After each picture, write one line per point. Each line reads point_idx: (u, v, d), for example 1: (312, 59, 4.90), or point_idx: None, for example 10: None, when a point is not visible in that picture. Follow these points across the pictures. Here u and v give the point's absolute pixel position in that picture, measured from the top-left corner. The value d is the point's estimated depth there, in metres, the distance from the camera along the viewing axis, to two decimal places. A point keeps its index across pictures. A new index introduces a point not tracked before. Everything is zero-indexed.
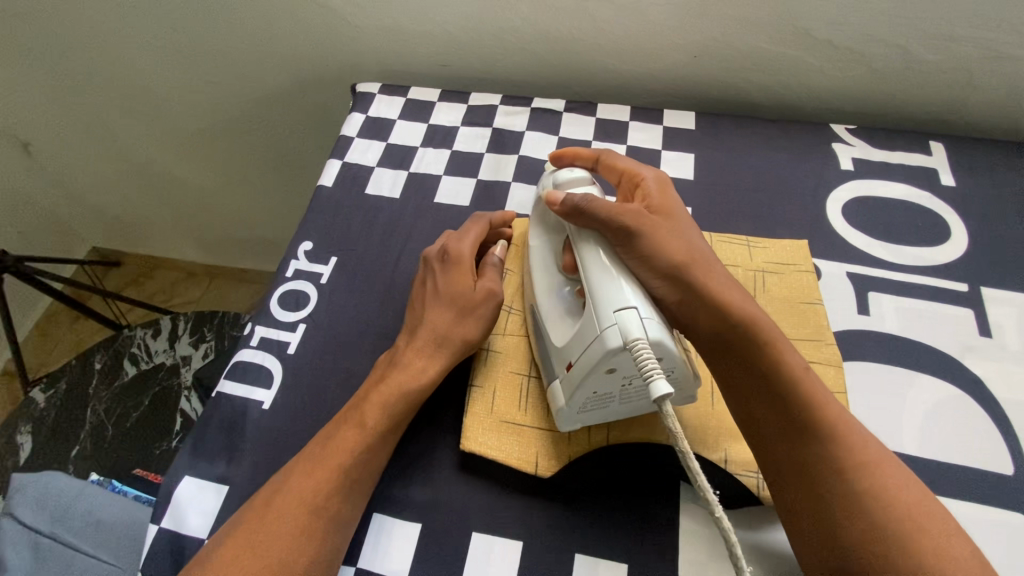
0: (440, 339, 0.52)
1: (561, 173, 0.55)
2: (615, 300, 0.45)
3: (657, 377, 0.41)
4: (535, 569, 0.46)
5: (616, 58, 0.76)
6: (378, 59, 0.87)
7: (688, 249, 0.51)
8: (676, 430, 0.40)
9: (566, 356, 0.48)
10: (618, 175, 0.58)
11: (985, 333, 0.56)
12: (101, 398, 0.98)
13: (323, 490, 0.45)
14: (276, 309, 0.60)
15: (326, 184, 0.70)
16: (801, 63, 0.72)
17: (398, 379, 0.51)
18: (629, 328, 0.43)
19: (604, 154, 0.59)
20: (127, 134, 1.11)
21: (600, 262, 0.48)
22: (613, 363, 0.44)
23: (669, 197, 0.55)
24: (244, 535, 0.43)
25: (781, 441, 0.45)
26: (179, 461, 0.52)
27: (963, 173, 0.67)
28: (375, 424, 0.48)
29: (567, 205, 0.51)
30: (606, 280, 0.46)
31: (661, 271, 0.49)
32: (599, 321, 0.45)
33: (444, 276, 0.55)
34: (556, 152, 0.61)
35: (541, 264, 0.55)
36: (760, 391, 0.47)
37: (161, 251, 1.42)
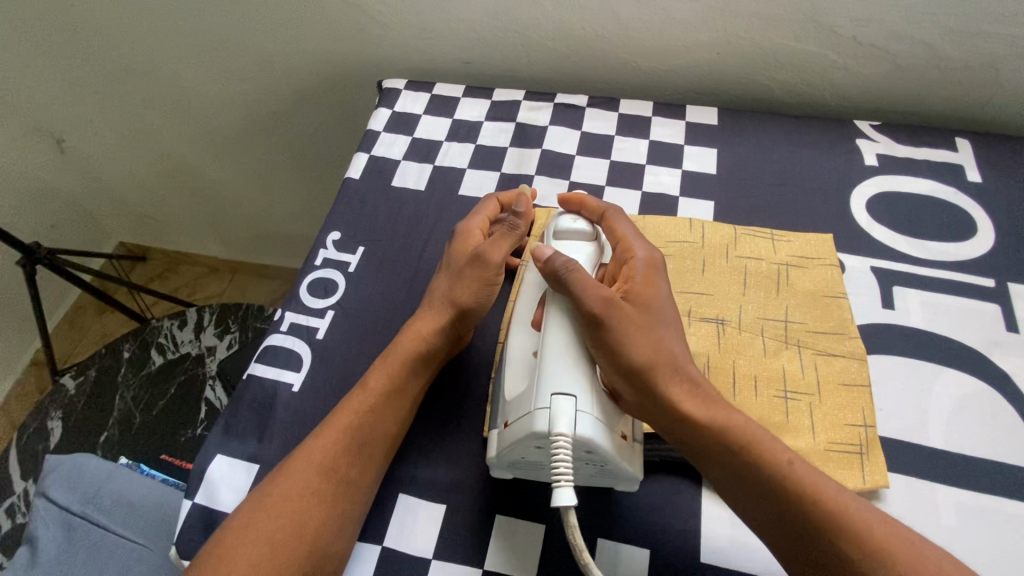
0: (439, 301, 0.54)
1: (560, 221, 0.56)
2: (558, 383, 0.44)
3: (563, 484, 0.41)
4: (557, 551, 0.47)
5: (638, 56, 0.77)
6: (403, 57, 0.89)
7: (659, 341, 0.48)
8: (576, 537, 0.41)
9: (506, 416, 0.47)
10: (616, 240, 0.55)
11: (1012, 328, 0.56)
12: (129, 386, 1.00)
13: (335, 452, 0.48)
14: (306, 296, 0.61)
15: (353, 176, 0.72)
16: (825, 60, 0.72)
17: (400, 347, 0.53)
18: (558, 419, 0.42)
19: (609, 212, 0.56)
20: (157, 132, 1.15)
21: (557, 339, 0.47)
22: (538, 442, 0.44)
23: (655, 280, 0.51)
24: (265, 501, 0.45)
25: (775, 540, 0.42)
26: (211, 440, 0.53)
27: (990, 170, 0.67)
28: (377, 386, 0.51)
29: (548, 267, 0.49)
30: (557, 358, 0.46)
31: (632, 362, 0.46)
32: (535, 400, 0.44)
33: (449, 253, 0.58)
34: (564, 196, 0.59)
35: (520, 304, 0.54)
36: (741, 490, 0.44)
37: (185, 246, 1.45)
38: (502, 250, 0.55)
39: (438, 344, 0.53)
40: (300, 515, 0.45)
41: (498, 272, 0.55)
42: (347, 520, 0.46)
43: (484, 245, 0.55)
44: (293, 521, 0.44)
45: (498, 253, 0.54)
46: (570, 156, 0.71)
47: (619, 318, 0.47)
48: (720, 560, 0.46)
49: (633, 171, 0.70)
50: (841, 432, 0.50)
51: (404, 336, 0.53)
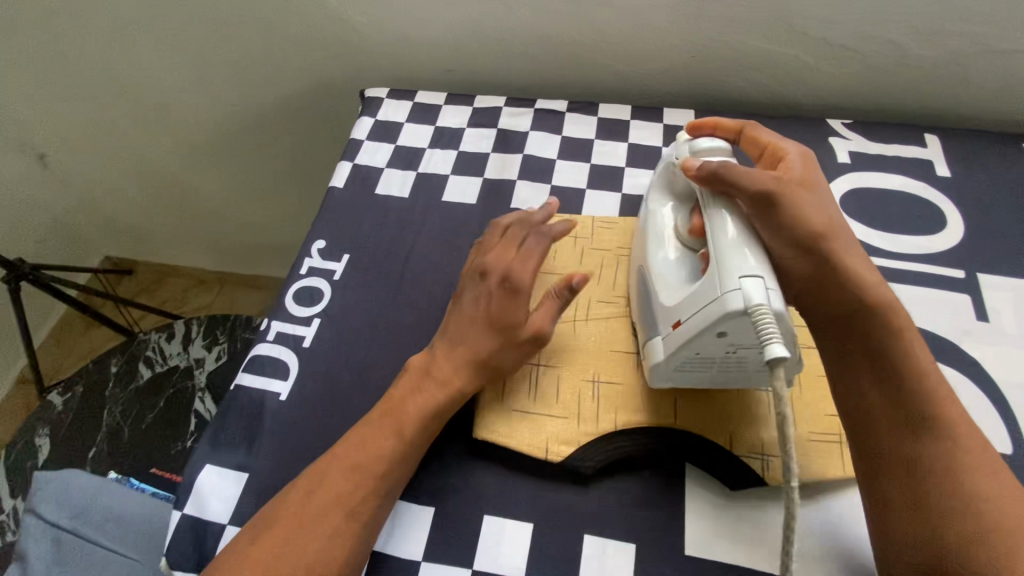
0: (475, 359, 0.51)
1: (699, 141, 0.54)
2: (741, 266, 0.43)
3: (775, 342, 0.40)
4: (545, 550, 0.47)
5: (616, 60, 0.78)
6: (385, 66, 0.89)
7: (823, 227, 0.49)
8: (783, 399, 0.40)
9: (675, 315, 0.48)
10: (761, 149, 0.56)
11: (983, 317, 0.57)
12: (117, 401, 1.00)
13: (359, 493, 0.45)
14: (292, 305, 0.62)
15: (337, 185, 0.72)
16: (797, 61, 0.74)
17: (432, 392, 0.50)
18: (753, 294, 0.42)
19: (748, 126, 0.57)
20: (142, 145, 1.15)
21: (727, 225, 0.47)
22: (726, 326, 0.43)
23: (814, 177, 0.52)
24: (282, 520, 0.44)
25: (888, 425, 0.45)
26: (200, 451, 0.53)
27: (958, 165, 0.69)
28: (410, 437, 0.48)
29: (703, 170, 0.50)
30: (729, 245, 0.45)
31: (804, 243, 0.48)
32: (721, 283, 0.44)
33: (490, 295, 0.52)
34: (694, 120, 0.59)
35: (653, 228, 0.56)
36: (880, 380, 0.46)
37: (171, 259, 1.45)
38: (547, 319, 0.51)
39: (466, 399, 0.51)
40: (318, 543, 0.43)
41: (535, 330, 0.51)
42: (359, 551, 0.45)
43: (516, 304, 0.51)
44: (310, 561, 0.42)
45: (545, 321, 0.51)
46: (551, 160, 0.72)
47: (792, 202, 0.49)
48: (706, 552, 0.47)
49: (612, 174, 0.71)
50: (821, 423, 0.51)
51: (436, 381, 0.50)
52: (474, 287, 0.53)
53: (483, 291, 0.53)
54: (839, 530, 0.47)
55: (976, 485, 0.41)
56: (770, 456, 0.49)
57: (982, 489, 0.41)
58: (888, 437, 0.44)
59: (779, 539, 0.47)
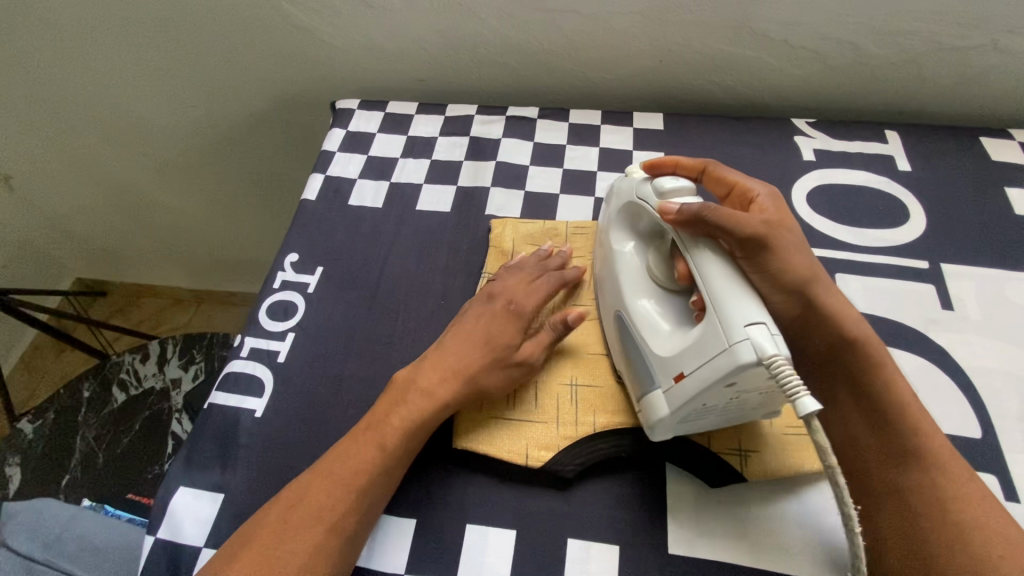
0: (465, 374, 0.51)
1: (664, 180, 0.51)
2: (745, 313, 0.41)
3: (803, 394, 0.37)
4: (529, 556, 0.47)
5: (585, 66, 0.79)
6: (356, 77, 0.89)
7: (809, 263, 0.49)
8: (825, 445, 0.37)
9: (677, 367, 0.45)
10: (727, 187, 0.54)
11: (948, 306, 0.59)
12: (90, 426, 0.97)
13: (340, 507, 0.44)
14: (266, 320, 0.61)
15: (310, 198, 0.72)
16: (760, 63, 0.75)
17: (419, 403, 0.49)
18: (764, 344, 0.39)
19: (710, 164, 0.55)
20: (111, 163, 1.12)
21: (718, 273, 0.44)
22: (739, 378, 0.41)
23: (786, 212, 0.51)
24: (262, 536, 0.43)
25: (878, 460, 0.46)
26: (172, 472, 0.52)
27: (918, 159, 0.71)
28: (395, 448, 0.48)
29: (684, 214, 0.47)
30: (729, 292, 0.43)
31: (787, 283, 0.47)
32: (728, 334, 0.41)
33: (488, 318, 0.54)
34: (655, 159, 0.56)
35: (622, 280, 0.54)
36: (868, 415, 0.47)
37: (145, 279, 1.42)
38: (537, 351, 0.54)
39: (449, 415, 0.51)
40: (303, 558, 0.42)
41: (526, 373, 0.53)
42: (344, 564, 0.44)
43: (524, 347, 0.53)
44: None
45: (535, 350, 0.53)
46: (524, 167, 0.73)
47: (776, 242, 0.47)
48: (689, 550, 0.47)
49: (585, 178, 0.72)
50: (796, 417, 0.52)
51: (423, 393, 0.50)
52: (476, 312, 0.55)
53: (489, 315, 0.54)
54: (826, 527, 0.48)
55: (969, 520, 0.41)
56: (746, 452, 0.50)
57: (976, 523, 0.41)
58: (880, 470, 0.46)
59: (761, 534, 0.47)
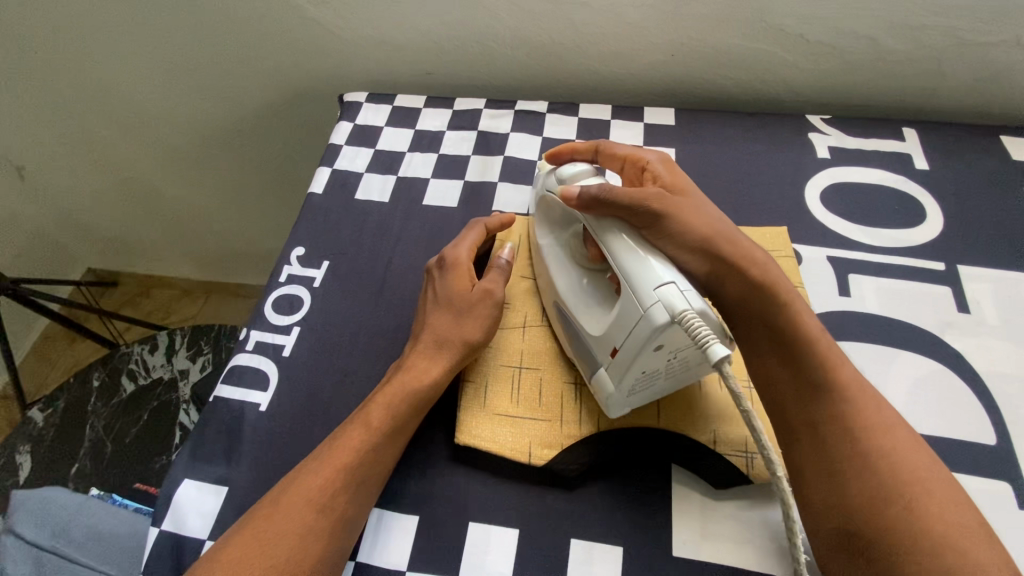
0: (443, 340, 0.52)
1: (564, 169, 0.54)
2: (653, 277, 0.43)
3: (713, 341, 0.39)
4: (532, 556, 0.47)
5: (595, 61, 0.78)
6: (365, 70, 0.89)
7: (708, 219, 0.50)
8: (738, 390, 0.39)
9: (610, 342, 0.46)
10: (619, 162, 0.58)
11: (964, 309, 0.58)
12: (99, 415, 0.98)
13: (331, 488, 0.45)
14: (271, 313, 0.61)
15: (316, 191, 0.72)
16: (775, 59, 0.74)
17: (403, 378, 0.51)
18: (673, 301, 0.41)
19: (602, 144, 0.58)
20: (121, 154, 1.13)
21: (628, 246, 0.45)
22: (664, 339, 0.42)
23: (679, 175, 0.54)
24: (255, 521, 0.44)
25: (795, 401, 0.46)
26: (177, 465, 0.52)
27: (937, 158, 0.69)
28: (381, 423, 0.49)
29: (584, 198, 0.48)
30: (636, 261, 0.44)
31: (688, 244, 0.49)
32: (641, 300, 0.42)
33: (442, 281, 0.56)
34: (552, 151, 0.59)
35: (554, 263, 0.56)
36: (779, 359, 0.47)
37: (154, 270, 1.43)
38: (497, 284, 0.55)
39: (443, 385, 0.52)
40: (292, 538, 0.43)
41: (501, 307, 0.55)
42: (338, 550, 0.44)
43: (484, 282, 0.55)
44: (287, 558, 0.42)
45: (498, 284, 0.55)
46: (532, 162, 0.72)
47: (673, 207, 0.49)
48: (693, 553, 0.46)
49: None
50: None
51: (407, 370, 0.52)
52: (429, 282, 0.57)
53: (437, 279, 0.56)
54: None
55: (884, 448, 0.42)
56: (754, 454, 0.49)
57: (890, 450, 0.42)
58: (800, 414, 0.45)
59: (766, 537, 0.47)
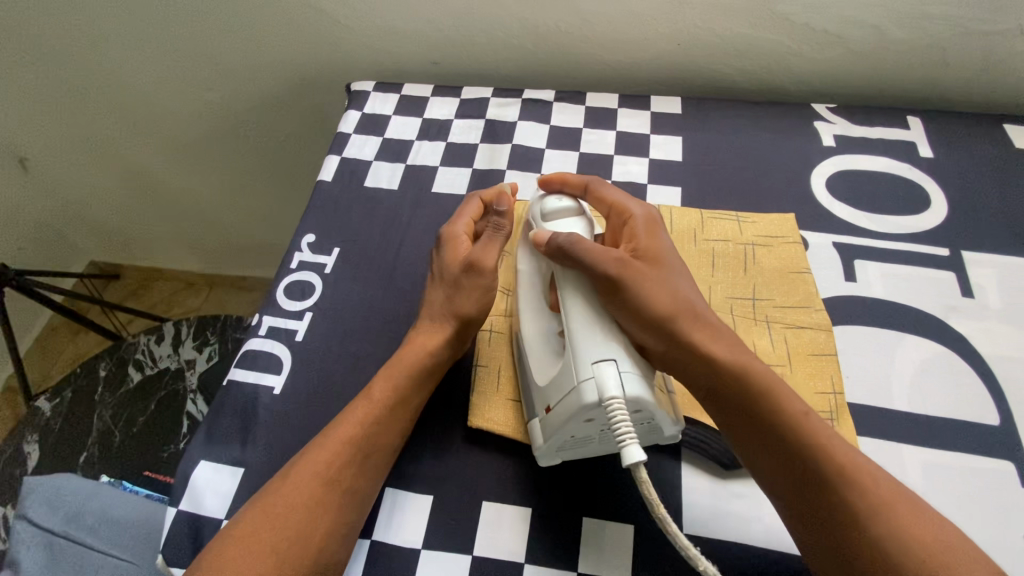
0: (436, 315, 0.54)
1: (548, 201, 0.56)
2: (594, 351, 0.45)
3: (630, 441, 0.41)
4: (543, 534, 0.47)
5: (603, 49, 0.79)
6: (372, 60, 0.89)
7: (672, 292, 0.50)
8: (650, 494, 0.41)
9: (547, 399, 0.48)
10: (606, 208, 0.57)
11: (968, 294, 0.59)
12: (107, 405, 0.98)
13: (338, 463, 0.46)
14: (283, 299, 0.62)
15: (326, 179, 0.72)
16: (782, 48, 0.74)
17: (401, 355, 0.52)
18: (606, 383, 0.43)
19: (592, 182, 0.58)
20: (126, 146, 1.13)
21: (579, 314, 0.48)
22: (592, 414, 0.44)
23: (656, 236, 0.54)
24: (275, 489, 0.45)
25: (779, 483, 0.44)
26: (193, 447, 0.53)
27: (941, 146, 0.70)
28: (382, 394, 0.50)
29: (551, 245, 0.51)
30: (585, 332, 0.47)
31: (648, 315, 0.48)
32: (577, 373, 0.45)
33: (439, 259, 0.56)
34: (546, 176, 0.60)
35: (525, 296, 0.55)
36: (754, 434, 0.45)
37: (158, 263, 1.43)
38: (491, 257, 0.54)
39: (442, 358, 0.53)
40: (303, 511, 0.44)
41: (495, 277, 0.54)
42: (352, 522, 0.45)
43: (476, 252, 0.54)
44: (300, 530, 0.43)
45: (493, 260, 0.54)
46: (539, 150, 0.72)
47: (631, 275, 0.49)
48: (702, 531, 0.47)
49: (601, 162, 0.71)
50: (829, 384, 0.52)
51: (406, 346, 0.53)
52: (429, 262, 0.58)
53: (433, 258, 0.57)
54: None
55: (880, 529, 0.40)
56: None
57: (887, 531, 0.40)
58: (785, 494, 0.43)
59: (774, 514, 0.48)
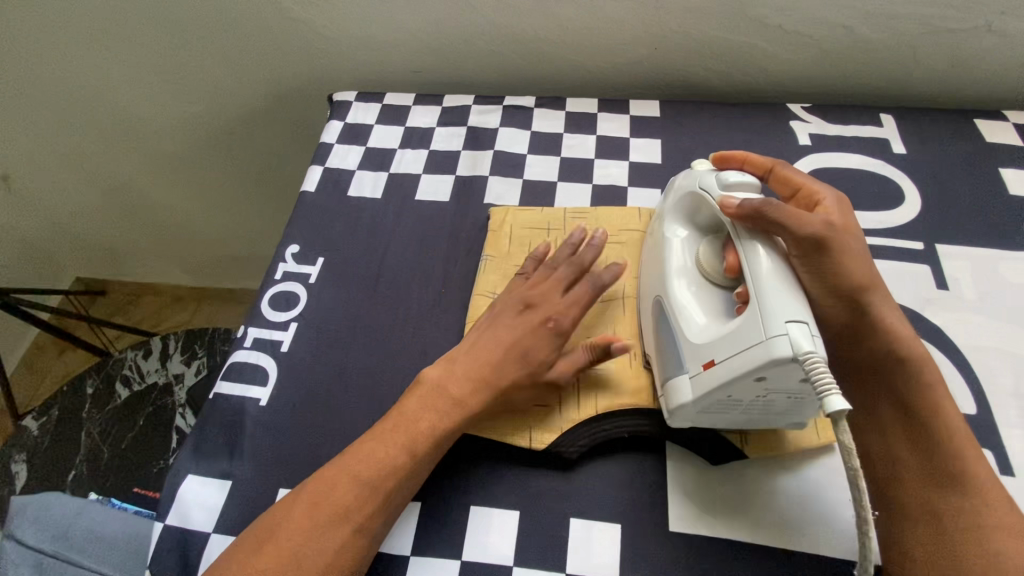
0: (501, 403, 0.51)
1: (728, 172, 0.51)
2: (788, 309, 0.41)
3: (833, 391, 0.37)
4: (532, 536, 0.48)
5: (581, 55, 0.80)
6: (353, 70, 0.90)
7: (868, 276, 0.48)
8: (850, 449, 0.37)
9: (706, 354, 0.45)
10: (791, 188, 0.54)
11: (943, 286, 0.60)
12: (94, 422, 0.98)
13: (366, 508, 0.45)
14: (268, 310, 0.62)
15: (309, 189, 0.72)
16: (756, 50, 0.76)
17: (444, 412, 0.49)
18: (802, 341, 0.40)
19: (779, 164, 0.55)
20: (110, 162, 1.12)
21: (765, 269, 0.44)
22: (771, 372, 0.41)
23: (851, 220, 0.51)
24: (311, 485, 0.46)
25: (919, 478, 0.44)
26: (180, 461, 0.53)
27: (914, 142, 0.72)
28: (424, 457, 0.47)
29: (744, 209, 0.47)
30: (773, 287, 0.43)
31: (841, 293, 0.47)
32: (766, 327, 0.41)
33: (542, 346, 0.52)
34: (724, 153, 0.57)
35: (672, 262, 0.53)
36: (905, 423, 0.46)
37: (146, 277, 1.42)
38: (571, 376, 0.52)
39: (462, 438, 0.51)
40: (327, 555, 0.43)
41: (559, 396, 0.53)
42: (364, 560, 0.45)
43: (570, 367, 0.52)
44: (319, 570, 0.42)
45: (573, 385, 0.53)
46: (521, 155, 0.73)
47: (835, 251, 0.46)
48: (687, 528, 0.48)
49: (583, 166, 0.72)
50: None
51: (455, 406, 0.49)
52: (529, 330, 0.52)
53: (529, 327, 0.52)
54: (821, 499, 0.49)
55: (999, 541, 0.40)
56: (746, 429, 0.51)
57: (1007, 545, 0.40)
58: (915, 490, 0.44)
59: (757, 508, 0.49)
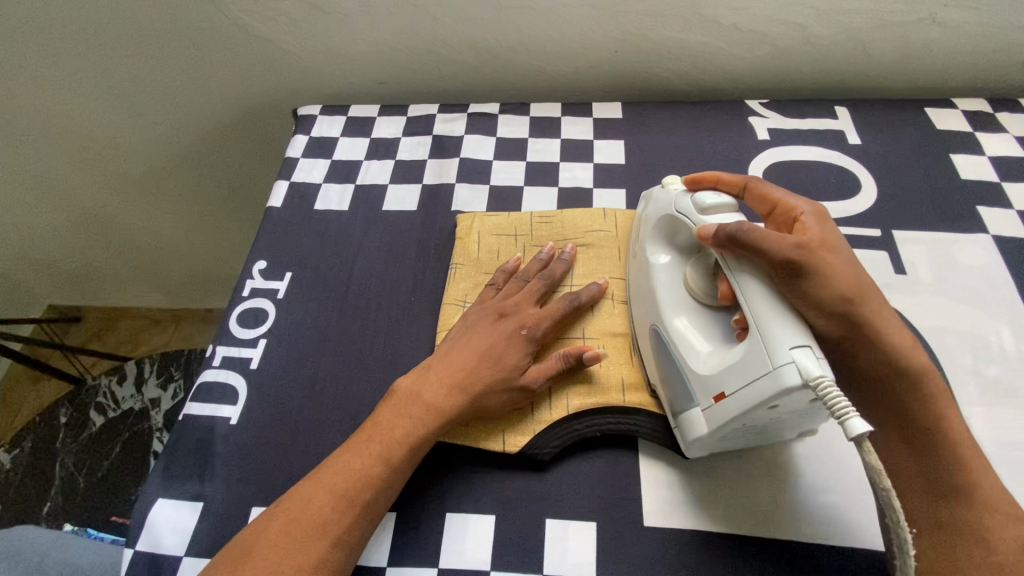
0: (477, 407, 0.50)
1: (704, 196, 0.51)
2: (787, 335, 0.40)
3: (852, 414, 0.37)
4: (509, 539, 0.48)
5: (543, 61, 0.81)
6: (318, 84, 0.90)
7: (856, 284, 0.46)
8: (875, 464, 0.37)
9: (717, 387, 0.44)
10: (769, 205, 0.53)
11: (901, 270, 0.61)
12: (68, 452, 0.96)
13: (342, 523, 0.44)
14: (237, 328, 0.61)
15: (275, 205, 0.72)
16: (712, 49, 0.77)
17: (419, 420, 0.49)
18: (809, 365, 0.39)
19: (752, 181, 0.54)
20: (75, 187, 1.10)
21: (757, 301, 0.43)
22: (783, 400, 0.40)
23: (833, 231, 0.49)
24: (287, 502, 0.45)
25: (924, 492, 0.43)
26: (150, 486, 0.52)
27: (867, 132, 0.74)
28: (401, 466, 0.47)
29: (721, 237, 0.46)
30: (769, 314, 0.42)
31: (834, 310, 0.44)
32: (771, 356, 0.40)
33: (514, 351, 0.52)
34: (695, 176, 0.55)
35: (666, 297, 0.52)
36: (907, 440, 0.44)
37: (121, 301, 1.39)
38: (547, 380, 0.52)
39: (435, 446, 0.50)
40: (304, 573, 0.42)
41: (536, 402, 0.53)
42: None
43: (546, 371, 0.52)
44: None
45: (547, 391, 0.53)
46: (486, 162, 0.74)
47: (817, 265, 0.44)
48: (663, 520, 0.48)
49: (548, 170, 0.73)
50: None
51: (432, 415, 0.49)
52: (501, 337, 0.53)
53: (500, 331, 0.53)
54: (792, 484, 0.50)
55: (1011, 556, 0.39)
56: None
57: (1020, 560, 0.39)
58: (924, 505, 0.42)
59: (730, 497, 0.49)
